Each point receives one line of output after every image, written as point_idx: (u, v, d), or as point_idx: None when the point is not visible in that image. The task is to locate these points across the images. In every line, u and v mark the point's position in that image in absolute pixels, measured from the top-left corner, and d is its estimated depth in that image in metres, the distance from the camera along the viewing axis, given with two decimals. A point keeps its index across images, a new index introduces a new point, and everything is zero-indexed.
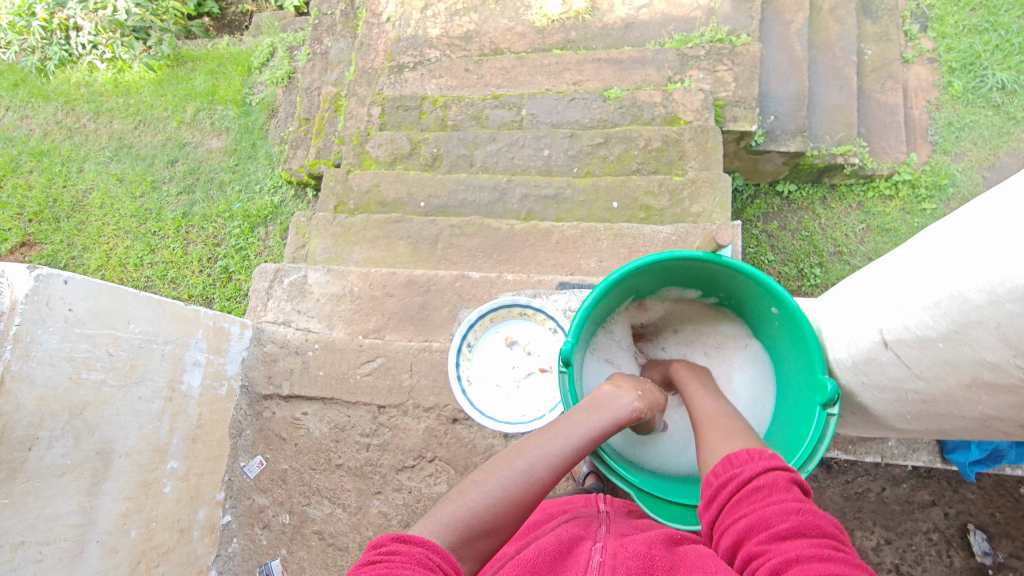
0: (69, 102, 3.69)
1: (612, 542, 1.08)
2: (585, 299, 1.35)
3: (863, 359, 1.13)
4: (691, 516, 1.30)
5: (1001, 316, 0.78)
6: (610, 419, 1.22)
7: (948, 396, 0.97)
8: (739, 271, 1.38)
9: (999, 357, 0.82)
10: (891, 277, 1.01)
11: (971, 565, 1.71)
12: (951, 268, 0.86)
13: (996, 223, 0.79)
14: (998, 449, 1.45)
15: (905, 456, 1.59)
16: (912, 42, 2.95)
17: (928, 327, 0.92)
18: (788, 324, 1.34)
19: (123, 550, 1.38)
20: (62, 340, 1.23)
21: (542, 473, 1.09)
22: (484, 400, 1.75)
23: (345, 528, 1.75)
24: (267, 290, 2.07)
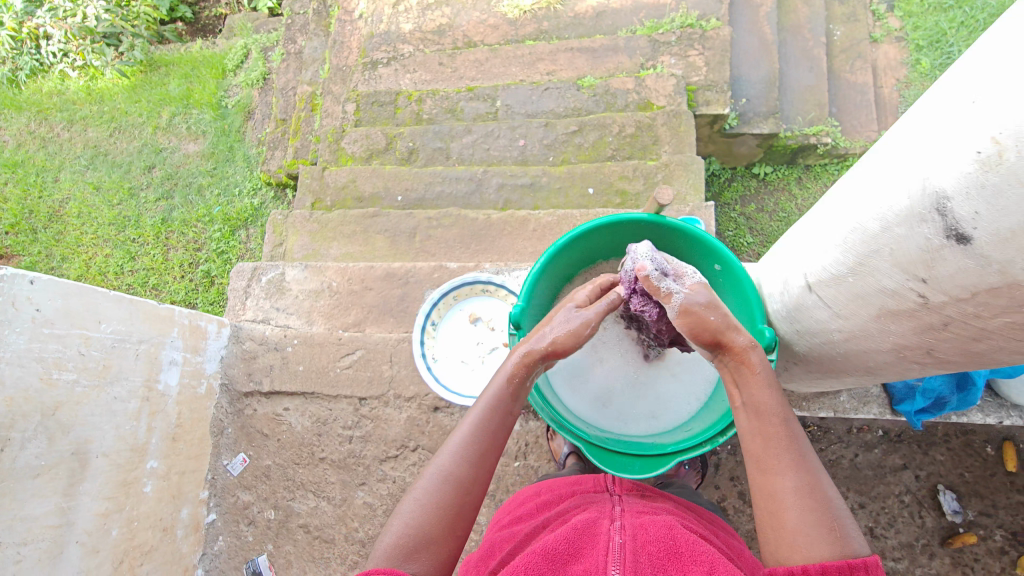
0: (41, 112, 3.64)
1: (630, 520, 1.03)
2: (535, 264, 1.39)
3: (793, 306, 1.15)
4: (643, 467, 1.30)
5: (892, 242, 0.80)
6: (502, 377, 1.17)
7: (864, 330, 0.97)
8: (683, 232, 1.39)
9: (896, 283, 0.83)
10: (816, 224, 1.03)
11: (942, 524, 1.76)
12: (859, 206, 0.87)
13: (898, 155, 0.79)
14: (941, 396, 1.48)
15: (856, 410, 1.61)
16: (880, 22, 2.99)
17: (840, 264, 0.94)
18: (731, 281, 1.36)
19: (105, 550, 1.38)
20: (31, 341, 1.22)
21: (453, 469, 1.06)
22: (449, 375, 1.83)
23: (331, 520, 1.76)
24: (245, 289, 2.07)
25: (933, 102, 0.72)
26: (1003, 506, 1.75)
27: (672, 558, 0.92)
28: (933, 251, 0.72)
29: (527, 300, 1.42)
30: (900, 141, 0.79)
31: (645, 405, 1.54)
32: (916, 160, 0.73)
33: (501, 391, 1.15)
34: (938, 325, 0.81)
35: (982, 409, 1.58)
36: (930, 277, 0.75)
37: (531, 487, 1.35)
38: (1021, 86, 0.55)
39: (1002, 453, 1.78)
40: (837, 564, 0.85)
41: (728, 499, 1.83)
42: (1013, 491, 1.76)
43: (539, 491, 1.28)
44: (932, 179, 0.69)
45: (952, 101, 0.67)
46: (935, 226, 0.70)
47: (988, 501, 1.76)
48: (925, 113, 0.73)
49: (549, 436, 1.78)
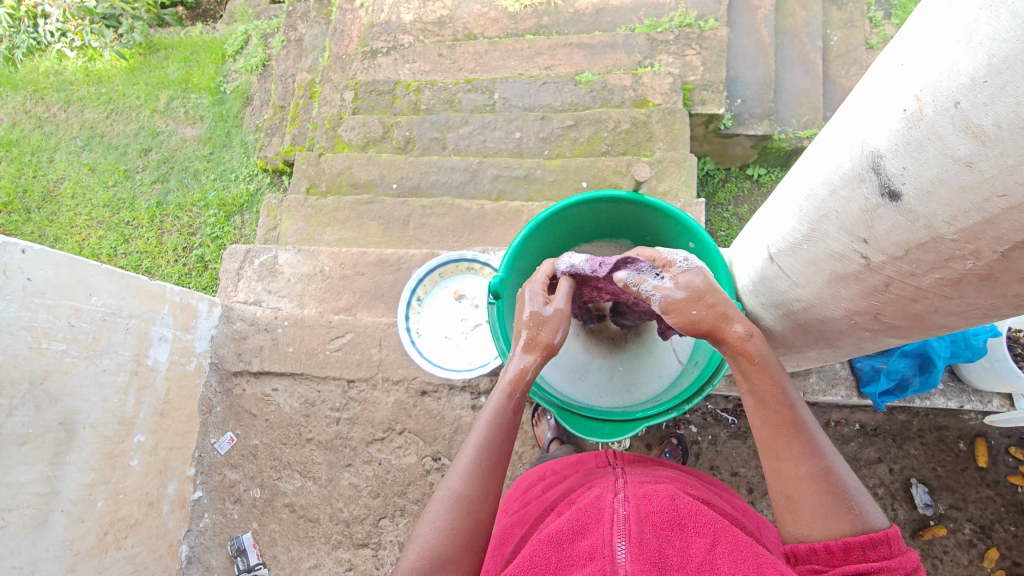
0: (38, 91, 3.63)
1: (633, 491, 1.05)
2: (515, 236, 1.41)
3: (758, 279, 1.17)
4: (610, 430, 1.33)
5: (837, 205, 0.83)
6: (499, 394, 1.19)
7: (819, 298, 0.99)
8: (660, 208, 1.42)
9: (843, 245, 0.85)
10: (776, 199, 1.07)
11: (914, 517, 1.80)
12: (811, 179, 0.90)
13: (843, 132, 0.83)
14: (904, 377, 1.55)
15: (825, 391, 1.67)
16: (876, 28, 3.03)
17: (795, 232, 0.96)
18: (704, 258, 1.39)
19: (90, 520, 1.39)
20: (20, 309, 1.23)
21: (465, 487, 1.04)
22: (432, 349, 1.89)
23: (316, 500, 1.78)
24: (237, 271, 2.08)
25: (875, 70, 0.75)
26: (973, 501, 1.79)
27: (675, 530, 0.94)
28: (871, 210, 0.76)
29: (507, 273, 1.45)
30: (845, 110, 0.82)
31: (618, 379, 1.57)
32: (857, 126, 0.76)
33: (501, 406, 1.17)
34: (881, 286, 0.83)
35: (945, 394, 1.66)
36: (870, 237, 0.78)
37: (536, 471, 1.45)
38: (943, 49, 0.58)
39: (973, 449, 1.82)
40: (860, 540, 0.87)
41: None
42: (983, 486, 1.80)
43: (544, 475, 1.37)
44: (869, 140, 0.73)
45: (887, 68, 0.71)
46: (873, 185, 0.74)
47: (959, 495, 1.80)
48: (867, 83, 0.77)
49: (534, 421, 1.80)
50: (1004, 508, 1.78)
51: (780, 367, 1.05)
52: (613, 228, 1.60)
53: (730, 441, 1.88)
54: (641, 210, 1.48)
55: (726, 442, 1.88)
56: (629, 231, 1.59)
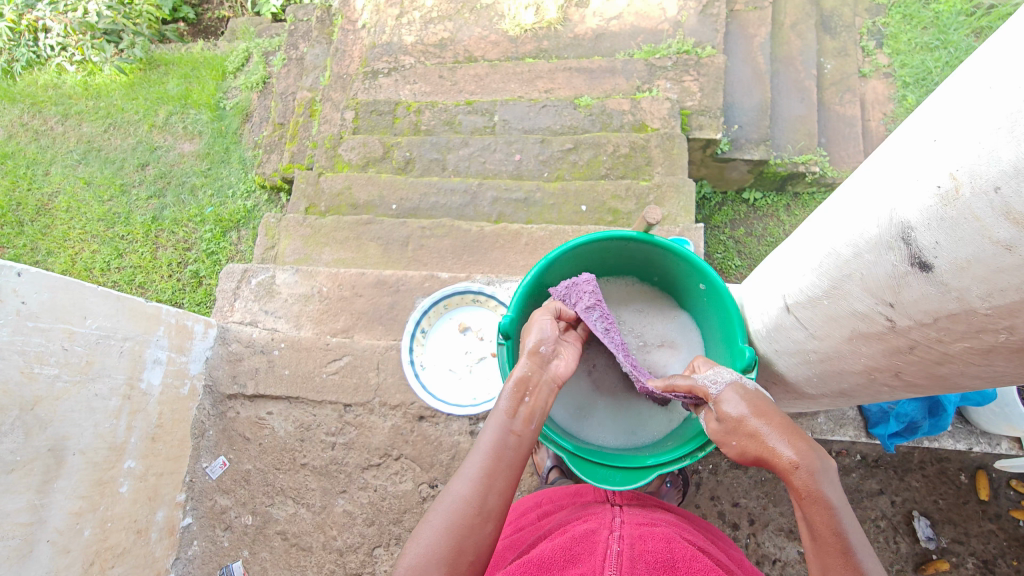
0: (36, 104, 3.63)
1: (629, 529, 1.08)
2: (525, 276, 1.40)
3: (773, 327, 1.17)
4: (620, 476, 1.29)
5: (861, 267, 0.83)
6: (505, 393, 1.17)
7: (839, 352, 0.99)
8: (670, 250, 1.44)
9: (867, 306, 0.85)
10: (790, 247, 1.08)
11: (916, 551, 1.78)
12: (830, 229, 0.90)
13: (869, 182, 0.81)
14: (914, 420, 1.55)
15: (833, 431, 1.66)
16: (869, 58, 3.09)
17: (815, 287, 0.96)
18: (715, 300, 1.40)
19: (76, 550, 1.35)
20: (13, 333, 1.21)
21: (468, 491, 1.04)
22: (436, 383, 1.86)
23: (309, 528, 1.74)
24: (234, 291, 2.06)
25: (899, 135, 0.77)
26: (975, 534, 1.78)
27: (669, 570, 0.97)
28: (899, 276, 0.75)
29: (515, 312, 1.43)
30: (867, 171, 0.84)
31: (624, 420, 1.54)
32: (883, 192, 0.77)
33: (507, 407, 1.15)
34: (905, 348, 0.83)
35: (952, 435, 1.66)
36: (897, 302, 0.78)
37: (530, 498, 1.42)
38: (974, 124, 0.59)
39: (974, 481, 1.82)
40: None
41: (709, 518, 1.83)
42: (985, 519, 1.79)
43: (539, 503, 1.35)
44: (898, 210, 0.73)
45: (916, 140, 0.71)
46: (902, 254, 0.74)
47: (962, 529, 1.79)
48: (890, 146, 0.78)
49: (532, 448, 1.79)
50: (1007, 542, 1.76)
51: (837, 502, 0.97)
52: (620, 266, 1.62)
53: (730, 471, 1.87)
54: (652, 249, 1.48)
55: (726, 472, 1.87)
56: (637, 265, 1.60)
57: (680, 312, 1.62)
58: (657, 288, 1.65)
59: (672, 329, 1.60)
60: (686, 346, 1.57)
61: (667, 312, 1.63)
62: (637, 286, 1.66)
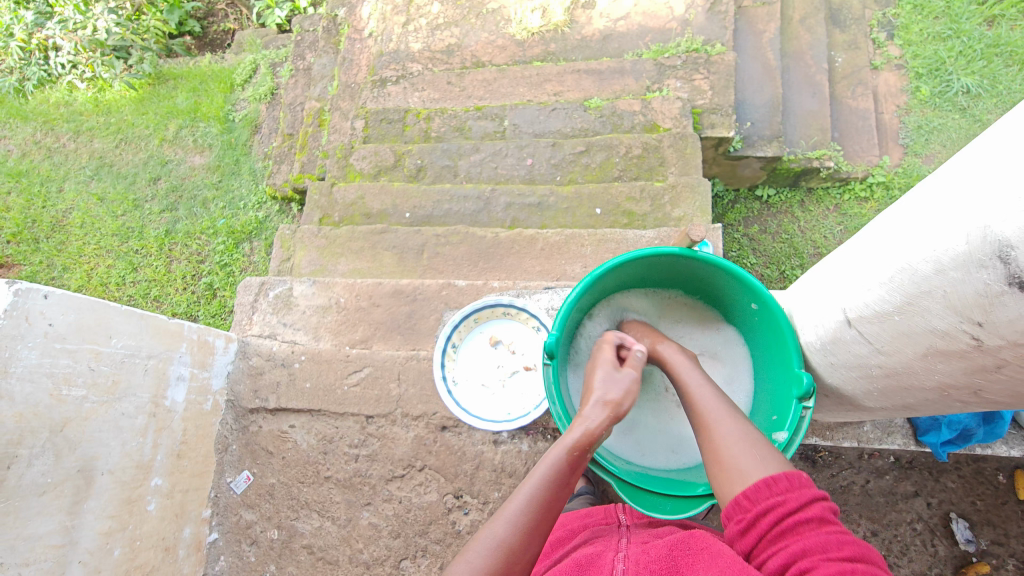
0: (48, 122, 3.66)
1: (634, 548, 1.10)
2: (569, 295, 1.37)
3: (830, 339, 1.15)
4: (671, 505, 1.28)
5: (945, 285, 0.80)
6: (564, 447, 1.16)
7: (908, 367, 0.98)
8: (719, 266, 1.42)
9: (948, 324, 0.83)
10: (853, 258, 1.05)
11: (954, 553, 1.75)
12: (907, 243, 0.88)
13: (967, 186, 0.77)
14: (967, 427, 1.50)
15: (880, 438, 1.61)
16: (880, 50, 3.05)
17: (885, 301, 0.94)
18: (766, 320, 1.37)
19: (107, 570, 1.35)
20: (42, 356, 1.21)
21: (506, 537, 1.05)
22: (469, 398, 1.84)
23: (335, 541, 1.73)
24: (252, 304, 2.06)
25: (990, 146, 0.75)
26: (1015, 535, 1.74)
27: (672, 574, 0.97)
28: (991, 295, 0.73)
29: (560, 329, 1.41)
30: (952, 183, 0.80)
31: (665, 439, 1.54)
32: (975, 204, 0.74)
33: (561, 462, 1.14)
34: (991, 367, 0.82)
35: (1006, 441, 1.62)
36: (986, 321, 0.76)
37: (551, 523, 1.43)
38: None
39: (1013, 481, 1.77)
40: (763, 482, 1.00)
41: None
42: None
43: (554, 531, 1.37)
44: (994, 226, 0.70)
45: (1019, 152, 0.68)
46: (996, 272, 0.70)
47: (1002, 530, 1.75)
48: (980, 155, 0.76)
49: None
50: None
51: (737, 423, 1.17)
52: (663, 279, 1.61)
53: None
54: (699, 265, 1.46)
55: None
56: (680, 279, 1.59)
57: (724, 326, 1.61)
58: (699, 302, 1.64)
59: (717, 344, 1.62)
60: (731, 359, 1.59)
61: (710, 326, 1.63)
62: (680, 299, 1.66)
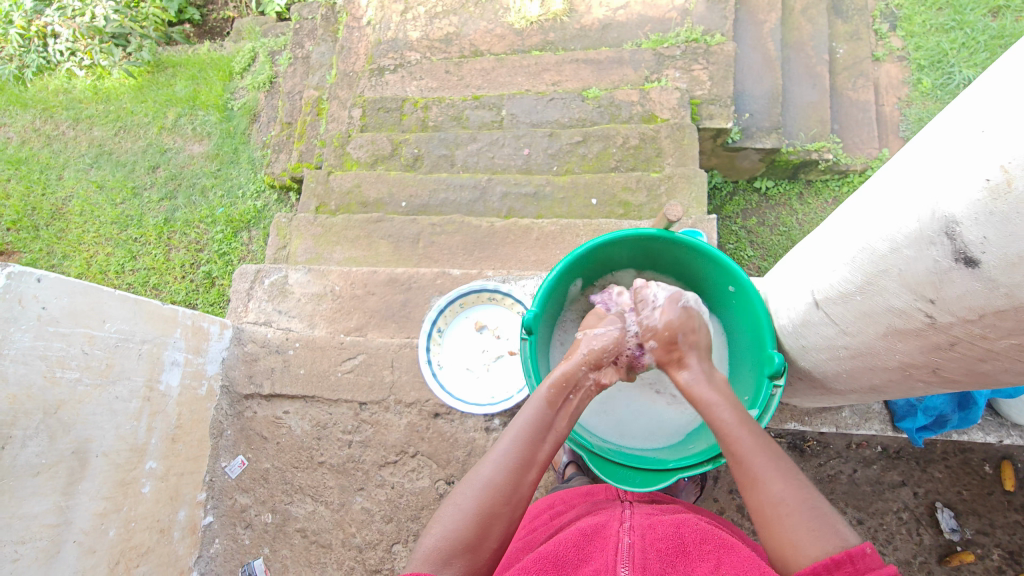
0: (47, 110, 3.65)
1: (638, 520, 1.09)
2: (549, 273, 1.38)
3: (800, 322, 1.16)
4: (640, 479, 1.29)
5: (900, 263, 0.81)
6: (541, 399, 1.20)
7: (872, 347, 0.98)
8: (700, 251, 1.43)
9: (905, 303, 0.84)
10: (820, 240, 1.05)
11: (940, 542, 1.76)
12: (866, 221, 0.88)
13: (919, 162, 0.77)
14: (943, 412, 1.51)
15: (858, 425, 1.60)
16: (882, 41, 3.03)
17: (847, 282, 0.94)
18: (744, 303, 1.37)
19: (102, 550, 1.37)
20: (35, 339, 1.23)
21: (494, 476, 1.07)
22: (453, 382, 1.85)
23: (328, 525, 1.75)
24: (247, 291, 2.06)
25: (942, 119, 0.76)
26: (1001, 525, 1.76)
27: (681, 556, 0.97)
28: (942, 272, 0.74)
29: (539, 307, 1.42)
30: (906, 163, 0.81)
31: (640, 420, 1.56)
32: (926, 182, 0.75)
33: (537, 414, 1.18)
34: (946, 345, 0.83)
35: (982, 427, 1.63)
36: (937, 298, 0.77)
37: (542, 499, 1.41)
38: None
39: (999, 472, 1.79)
40: (823, 565, 0.86)
41: (728, 512, 1.83)
42: (1011, 510, 1.76)
43: (551, 504, 1.35)
44: (942, 203, 0.71)
45: (964, 128, 0.69)
46: (944, 249, 0.72)
47: (987, 520, 1.76)
48: (932, 130, 0.77)
49: None
50: None
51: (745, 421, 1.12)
52: (647, 266, 1.61)
53: None
54: (680, 249, 1.47)
55: None
56: (664, 266, 1.59)
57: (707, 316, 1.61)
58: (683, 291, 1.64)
59: None
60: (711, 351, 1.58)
61: None
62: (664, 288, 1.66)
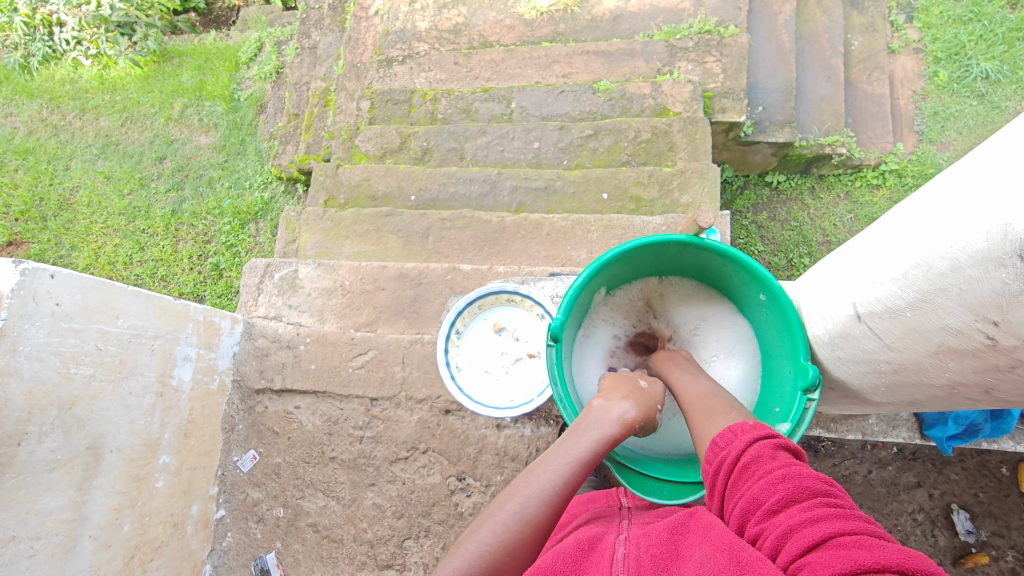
0: (54, 100, 3.64)
1: (635, 532, 1.07)
2: (576, 278, 1.36)
3: (838, 334, 1.14)
4: (668, 490, 1.29)
5: (959, 282, 0.79)
6: (593, 436, 1.18)
7: (918, 364, 0.97)
8: (730, 256, 1.41)
9: (962, 322, 0.82)
10: (865, 251, 1.03)
11: (955, 544, 1.76)
12: (923, 236, 0.86)
13: (991, 175, 0.74)
14: (974, 422, 1.51)
15: (886, 433, 1.59)
16: (898, 33, 2.97)
17: (897, 298, 0.93)
18: (775, 311, 1.36)
19: (117, 544, 1.38)
20: (49, 335, 1.22)
21: (536, 511, 1.05)
22: (472, 385, 1.83)
23: (340, 520, 1.76)
24: (257, 285, 2.05)
25: (1013, 133, 0.73)
26: (1016, 528, 1.75)
27: (675, 561, 0.95)
28: (1010, 295, 0.71)
29: (565, 313, 1.41)
30: (971, 178, 0.79)
31: (668, 429, 1.57)
32: (995, 199, 0.72)
33: (591, 449, 1.16)
34: (1005, 366, 0.82)
35: (1013, 435, 1.61)
36: (1002, 320, 0.75)
37: None
38: None
39: (1017, 474, 1.77)
40: (725, 433, 1.06)
41: None
42: None
43: None
44: (1013, 223, 0.68)
45: None
46: (1015, 271, 0.69)
47: (1003, 522, 1.76)
48: (1001, 146, 0.75)
49: None
50: None
51: None
52: (676, 268, 1.59)
53: None
54: (710, 254, 1.45)
55: None
56: (692, 269, 1.57)
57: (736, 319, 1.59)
58: (710, 294, 1.62)
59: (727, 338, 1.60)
60: (743, 358, 1.56)
61: (723, 321, 1.61)
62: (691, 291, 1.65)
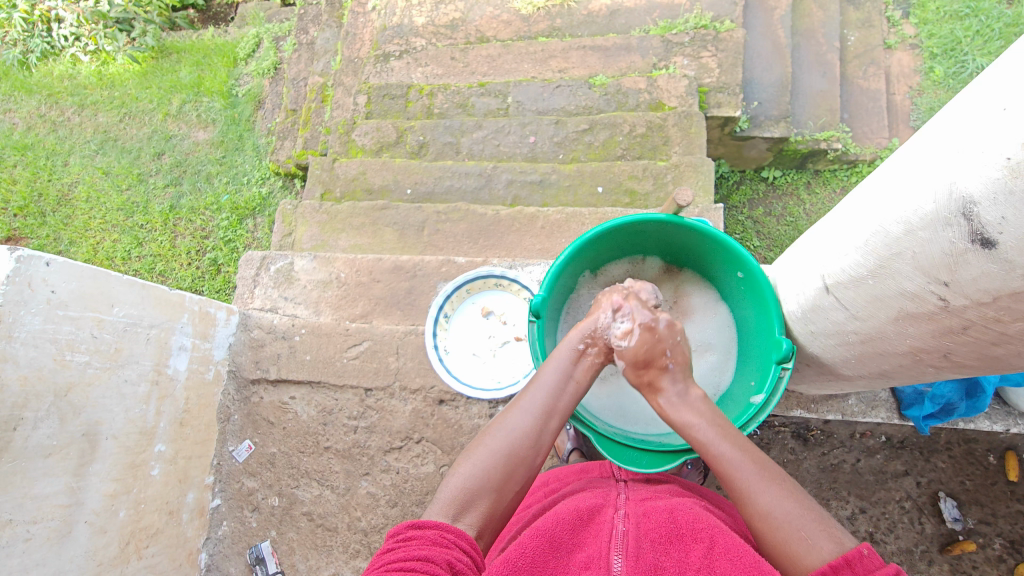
0: (52, 95, 3.65)
1: (633, 508, 1.09)
2: (558, 256, 1.38)
3: (810, 308, 1.16)
4: (648, 459, 1.31)
5: (913, 245, 0.81)
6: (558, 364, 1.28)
7: (881, 332, 0.99)
8: (710, 236, 1.42)
9: (917, 286, 0.84)
10: (832, 224, 1.04)
11: (942, 531, 1.77)
12: (880, 204, 0.88)
13: (942, 138, 0.76)
14: (950, 402, 1.51)
15: (864, 413, 1.61)
16: (894, 28, 2.98)
17: (859, 266, 0.94)
18: (752, 289, 1.37)
19: (113, 530, 1.39)
20: (45, 322, 1.24)
21: (512, 443, 1.14)
22: (460, 367, 1.86)
23: (334, 509, 1.78)
24: (253, 278, 2.06)
25: (966, 94, 0.74)
26: (1003, 515, 1.76)
27: (673, 541, 0.97)
28: (957, 254, 0.74)
29: (548, 289, 1.43)
30: (924, 144, 0.80)
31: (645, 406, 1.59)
32: (945, 161, 0.74)
33: (559, 377, 1.26)
34: (957, 329, 0.83)
35: (989, 416, 1.62)
36: (951, 281, 0.77)
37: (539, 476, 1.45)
38: None
39: (1004, 462, 1.79)
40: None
41: None
42: (1014, 500, 1.77)
43: (547, 481, 1.37)
44: (960, 183, 0.70)
45: (984, 109, 0.68)
46: (960, 230, 0.71)
47: (990, 510, 1.77)
48: (952, 109, 0.76)
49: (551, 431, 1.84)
50: None
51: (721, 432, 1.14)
52: (658, 251, 1.61)
53: None
54: (690, 234, 1.47)
55: None
56: (675, 251, 1.59)
57: (718, 306, 1.61)
58: (693, 278, 1.64)
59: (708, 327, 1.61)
60: (721, 346, 1.59)
61: (706, 307, 1.62)
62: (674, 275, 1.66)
